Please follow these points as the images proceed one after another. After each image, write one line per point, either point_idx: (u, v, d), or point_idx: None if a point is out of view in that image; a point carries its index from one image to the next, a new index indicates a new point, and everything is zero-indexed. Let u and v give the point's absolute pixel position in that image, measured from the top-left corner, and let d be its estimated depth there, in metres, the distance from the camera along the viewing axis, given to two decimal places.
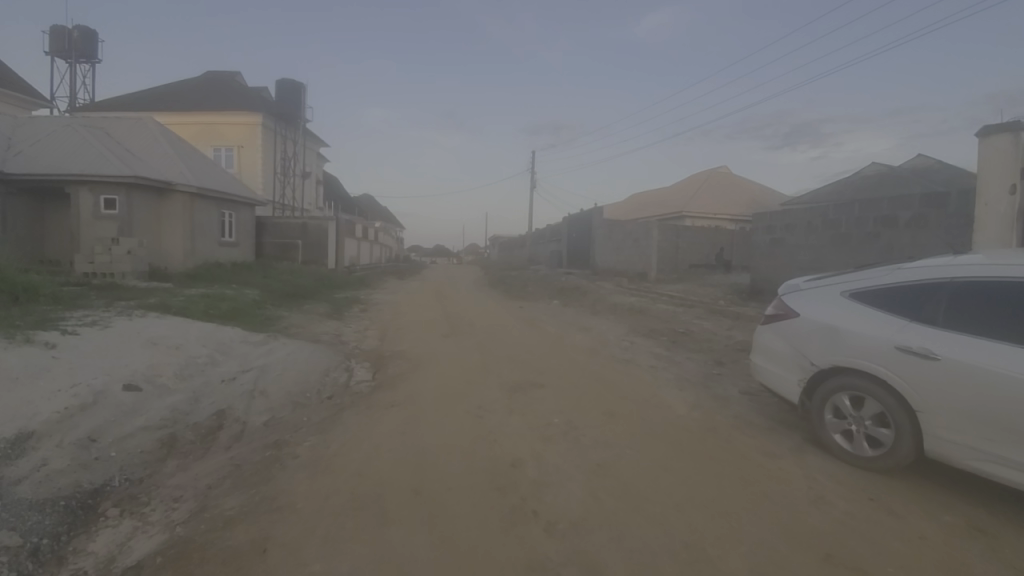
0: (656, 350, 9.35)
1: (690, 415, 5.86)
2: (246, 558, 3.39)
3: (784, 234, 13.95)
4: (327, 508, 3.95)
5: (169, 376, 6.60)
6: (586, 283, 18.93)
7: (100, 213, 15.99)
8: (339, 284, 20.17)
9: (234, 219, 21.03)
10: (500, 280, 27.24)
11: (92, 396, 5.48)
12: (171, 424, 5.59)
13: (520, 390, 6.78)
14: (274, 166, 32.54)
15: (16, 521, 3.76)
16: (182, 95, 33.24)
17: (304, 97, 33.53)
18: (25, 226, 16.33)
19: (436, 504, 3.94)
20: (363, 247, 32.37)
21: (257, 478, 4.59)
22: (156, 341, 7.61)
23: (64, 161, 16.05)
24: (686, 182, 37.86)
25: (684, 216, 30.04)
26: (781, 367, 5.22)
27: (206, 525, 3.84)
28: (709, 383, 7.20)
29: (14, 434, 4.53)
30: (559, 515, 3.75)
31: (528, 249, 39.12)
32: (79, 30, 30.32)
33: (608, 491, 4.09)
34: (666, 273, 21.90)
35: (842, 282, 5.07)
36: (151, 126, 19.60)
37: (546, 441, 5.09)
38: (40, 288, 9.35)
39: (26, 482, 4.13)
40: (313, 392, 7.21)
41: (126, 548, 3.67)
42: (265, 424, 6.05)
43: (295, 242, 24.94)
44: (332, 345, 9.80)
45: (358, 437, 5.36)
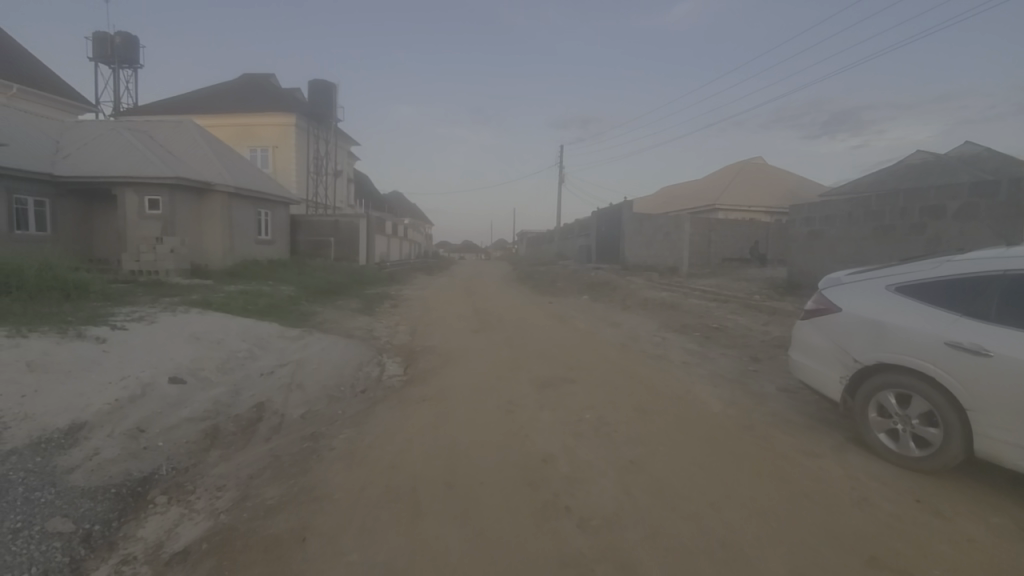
0: (689, 345, 9.16)
1: (724, 412, 5.74)
2: (286, 545, 3.50)
3: (822, 226, 13.38)
4: (363, 499, 4.03)
5: (211, 369, 6.85)
6: (615, 278, 18.74)
7: (144, 214, 16.65)
8: (370, 280, 20.54)
9: (269, 218, 21.65)
10: (528, 275, 27.25)
11: (140, 388, 5.74)
12: (214, 416, 5.81)
13: (551, 386, 6.74)
14: (307, 166, 33.30)
15: (69, 508, 3.97)
16: (218, 98, 34.31)
17: (335, 97, 34.22)
18: (76, 227, 17.16)
19: (468, 498, 3.98)
20: (393, 244, 32.86)
21: (296, 468, 4.72)
22: (198, 335, 7.92)
23: (110, 164, 16.75)
24: (717, 174, 36.96)
25: (717, 209, 29.31)
26: (822, 364, 5.03)
27: (247, 514, 3.97)
28: (744, 379, 7.04)
29: (67, 425, 4.81)
30: (592, 511, 3.72)
31: (557, 244, 38.89)
32: (122, 36, 31.57)
33: (641, 488, 4.04)
34: (698, 267, 21.44)
35: (887, 276, 4.86)
36: (190, 128, 20.27)
37: (577, 437, 5.06)
38: (90, 286, 9.79)
39: (79, 470, 4.37)
40: (347, 385, 7.37)
41: (173, 534, 3.84)
42: (302, 417, 6.21)
43: (327, 239, 25.50)
44: (364, 340, 9.98)
45: (390, 431, 5.43)
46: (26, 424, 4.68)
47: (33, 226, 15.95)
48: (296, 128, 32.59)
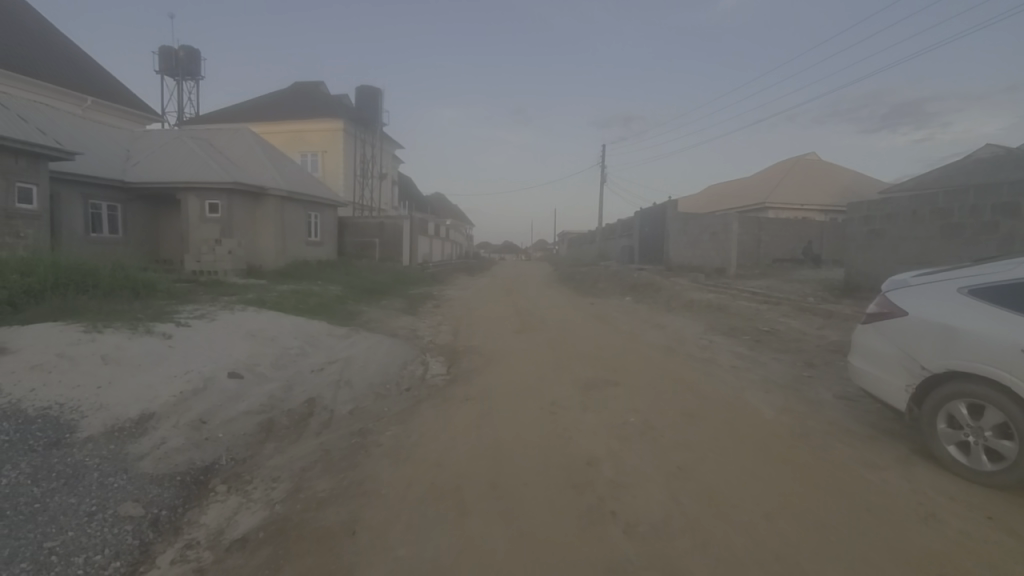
0: (738, 349, 8.85)
1: (777, 419, 5.52)
2: (337, 538, 3.60)
3: (883, 224, 12.65)
4: (409, 495, 4.11)
5: (265, 365, 7.15)
6: (659, 278, 18.34)
7: (205, 217, 17.56)
8: (414, 281, 20.93)
9: (319, 220, 22.44)
10: (569, 275, 27.09)
11: (202, 381, 6.07)
12: (269, 409, 6.07)
13: (594, 388, 6.67)
14: (353, 169, 34.33)
15: (140, 493, 4.24)
16: (272, 105, 35.83)
17: (381, 103, 35.17)
18: (143, 229, 18.30)
19: (513, 498, 3.99)
20: (435, 244, 33.44)
21: (346, 463, 4.88)
22: (254, 333, 8.29)
23: (175, 171, 17.78)
24: (767, 171, 35.57)
25: (767, 207, 28.27)
26: (885, 371, 4.75)
27: (301, 505, 4.12)
28: (798, 386, 6.74)
29: (138, 415, 5.14)
30: (638, 517, 3.66)
31: (599, 244, 38.53)
32: (185, 49, 33.47)
33: (689, 495, 3.93)
34: (746, 268, 20.76)
35: (960, 277, 4.54)
36: (246, 135, 21.26)
37: (622, 440, 4.99)
38: (157, 285, 10.41)
39: (148, 458, 4.66)
40: (392, 383, 7.54)
41: (232, 522, 4.03)
42: (350, 413, 6.40)
43: (372, 240, 26.18)
44: (409, 340, 10.19)
45: (435, 430, 5.51)
46: (100, 413, 5.04)
47: (106, 229, 17.11)
48: (343, 133, 33.67)
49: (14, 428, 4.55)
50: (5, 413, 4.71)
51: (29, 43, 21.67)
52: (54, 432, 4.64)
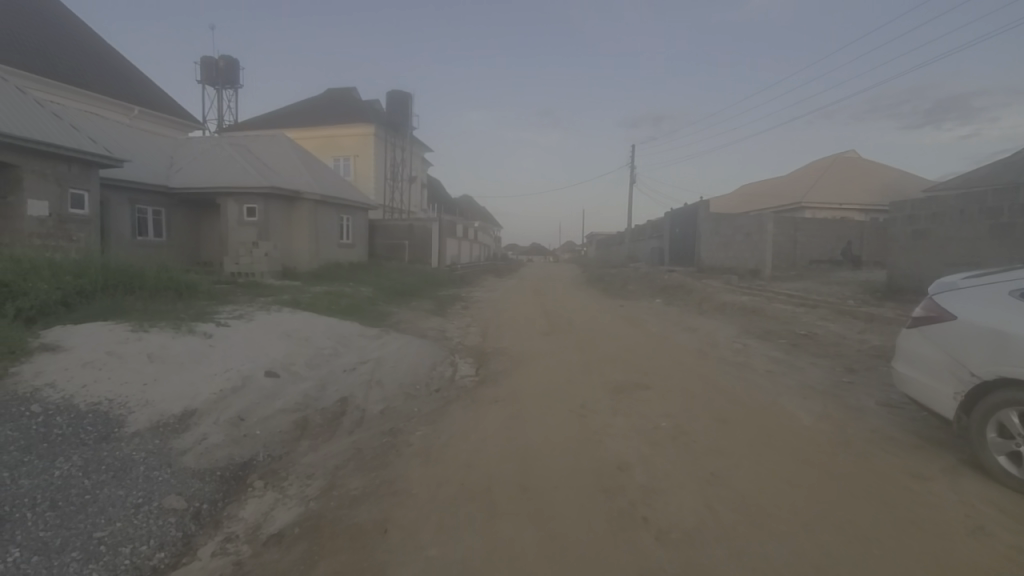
0: (773, 353, 8.61)
1: (815, 426, 5.34)
2: (369, 536, 3.66)
3: (929, 224, 12.11)
4: (440, 496, 4.15)
5: (301, 364, 7.34)
6: (691, 280, 18.00)
7: (243, 221, 18.16)
8: (442, 283, 21.12)
9: (351, 223, 22.91)
10: (598, 277, 26.87)
11: (240, 380, 6.27)
12: (304, 408, 6.22)
13: (624, 391, 6.59)
14: (384, 173, 34.92)
15: (183, 486, 4.41)
16: (307, 111, 36.78)
17: (411, 107, 35.70)
18: (186, 233, 19.04)
19: (542, 501, 3.98)
20: (463, 246, 33.69)
21: (378, 461, 4.96)
22: (290, 333, 8.51)
23: (215, 177, 18.45)
24: (803, 169, 34.50)
25: (803, 207, 27.43)
26: (931, 377, 4.54)
27: (335, 502, 4.21)
28: (837, 392, 6.51)
29: (181, 412, 5.35)
30: (670, 523, 3.60)
31: (628, 245, 38.09)
32: (225, 59, 34.72)
33: (723, 503, 3.85)
34: (781, 270, 20.19)
35: (1014, 280, 4.30)
36: (283, 141, 21.89)
37: (653, 445, 4.91)
38: (198, 287, 10.81)
39: (190, 453, 4.84)
40: (422, 384, 7.62)
41: (270, 517, 4.14)
42: (381, 413, 6.51)
43: (402, 242, 26.56)
44: (438, 341, 10.29)
45: (465, 430, 5.54)
46: (146, 409, 5.27)
47: (152, 233, 17.88)
48: (375, 137, 34.29)
49: (67, 422, 4.80)
50: (59, 408, 4.98)
51: (82, 57, 22.84)
52: (104, 426, 4.87)
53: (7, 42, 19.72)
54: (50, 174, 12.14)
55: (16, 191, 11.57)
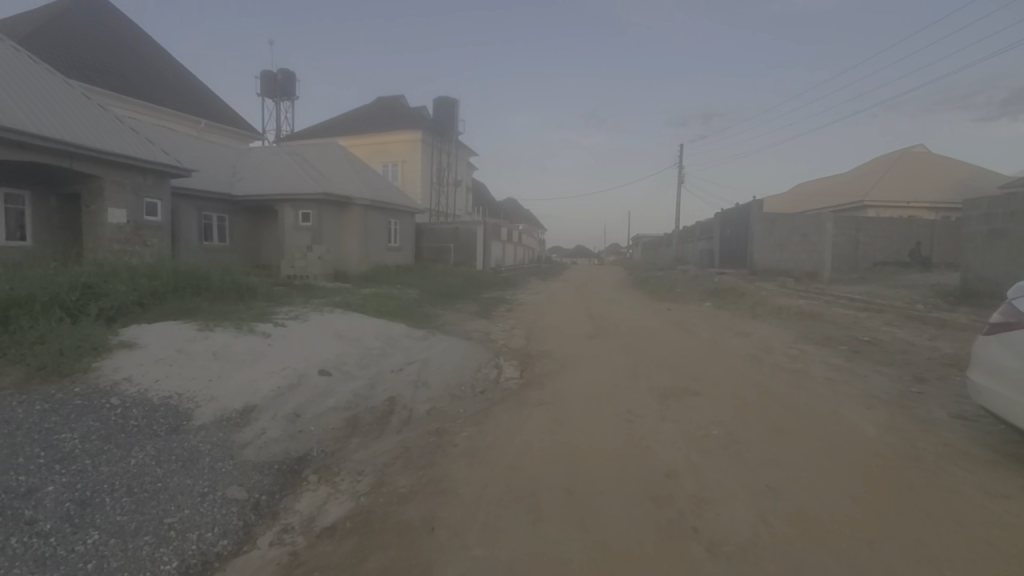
0: (833, 360, 8.16)
1: (879, 437, 5.03)
2: (417, 533, 3.74)
3: (1008, 223, 11.16)
4: (485, 497, 4.18)
5: (352, 364, 7.59)
6: (743, 283, 17.34)
7: (298, 225, 19.00)
8: (487, 285, 21.33)
9: (399, 227, 23.52)
10: (644, 280, 26.34)
11: (296, 377, 6.55)
12: (355, 406, 6.43)
13: (672, 397, 6.43)
14: (431, 177, 35.67)
15: (244, 478, 4.65)
16: (358, 120, 38.10)
17: (457, 112, 36.28)
18: (247, 238, 20.11)
19: (588, 506, 3.94)
20: (508, 249, 33.89)
21: (425, 460, 5.05)
22: (342, 333, 8.83)
23: (273, 184, 19.40)
24: (865, 166, 32.61)
25: (865, 206, 25.93)
26: (1009, 387, 4.16)
27: (384, 499, 4.34)
28: (905, 402, 6.10)
29: (242, 407, 5.66)
30: (722, 535, 3.48)
31: (675, 247, 37.19)
32: (283, 72, 36.46)
33: (780, 516, 3.68)
34: (841, 273, 19.16)
35: None
36: (335, 148, 22.77)
37: (703, 453, 4.77)
38: (258, 288, 11.40)
39: (251, 446, 5.10)
40: (467, 385, 7.72)
41: (323, 510, 4.30)
42: (427, 413, 6.64)
43: (448, 245, 27.00)
44: (483, 343, 10.39)
45: (510, 432, 5.57)
46: (211, 404, 5.59)
47: (216, 237, 18.99)
48: (422, 143, 35.12)
49: (143, 414, 5.18)
50: (135, 401, 5.37)
51: (156, 76, 24.57)
52: (174, 419, 5.21)
53: (92, 65, 21.49)
54: (128, 184, 13.13)
55: (98, 200, 12.60)
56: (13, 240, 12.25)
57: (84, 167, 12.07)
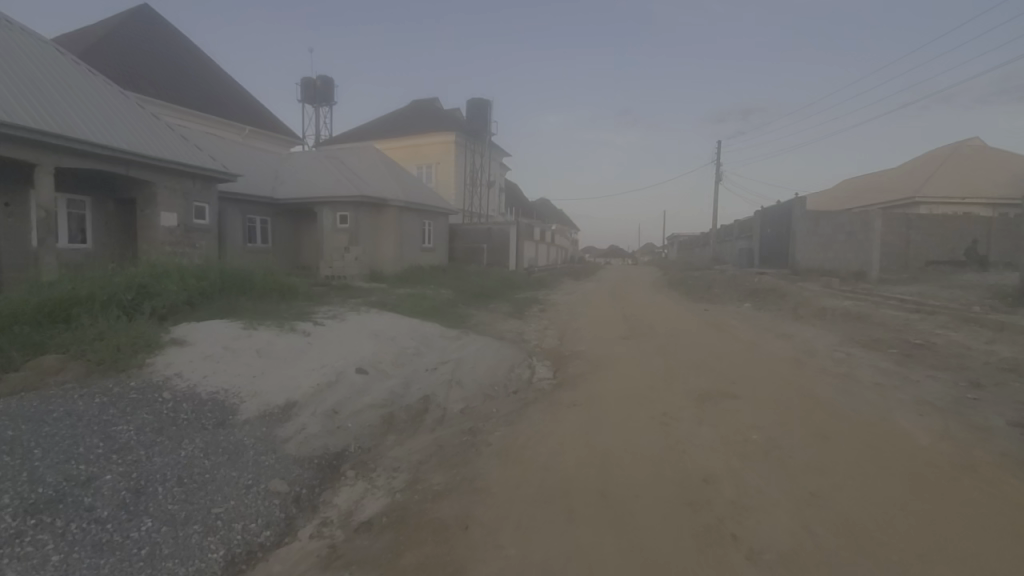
0: (882, 364, 7.77)
1: (933, 446, 4.76)
2: (451, 531, 3.78)
3: None
4: (518, 496, 4.19)
5: (387, 363, 7.73)
6: (784, 283, 16.78)
7: (337, 227, 19.51)
8: (520, 286, 21.38)
9: (433, 228, 23.84)
10: (680, 280, 25.82)
11: (334, 375, 6.73)
12: (390, 404, 6.54)
13: (710, 400, 6.27)
14: (464, 178, 36.02)
15: (286, 471, 4.81)
16: (393, 123, 38.86)
17: (490, 113, 36.49)
18: (288, 240, 20.78)
19: (622, 509, 3.89)
20: (541, 249, 33.86)
21: (459, 459, 5.10)
22: (377, 333, 9.01)
23: (312, 188, 19.99)
24: (916, 159, 30.99)
25: (916, 202, 24.68)
26: None
27: (418, 496, 4.40)
28: (961, 408, 5.77)
29: (284, 403, 5.85)
30: (763, 543, 3.38)
31: (712, 247, 36.30)
32: (322, 79, 37.54)
33: (824, 525, 3.54)
34: (890, 273, 18.29)
35: None
36: (371, 151, 23.29)
37: (743, 458, 4.63)
38: (298, 288, 11.76)
39: (292, 441, 5.28)
40: (500, 385, 7.75)
41: (360, 505, 4.41)
42: (461, 412, 6.70)
43: (481, 246, 27.20)
44: (515, 343, 10.43)
45: (543, 433, 5.56)
46: (255, 399, 5.81)
47: (260, 240, 19.67)
48: (455, 145, 35.53)
49: (192, 408, 5.42)
50: (185, 395, 5.63)
51: (204, 85, 25.67)
52: (220, 413, 5.44)
53: (146, 77, 22.65)
54: (178, 190, 13.78)
55: (152, 205, 13.29)
56: (75, 243, 13.04)
57: (139, 174, 12.73)
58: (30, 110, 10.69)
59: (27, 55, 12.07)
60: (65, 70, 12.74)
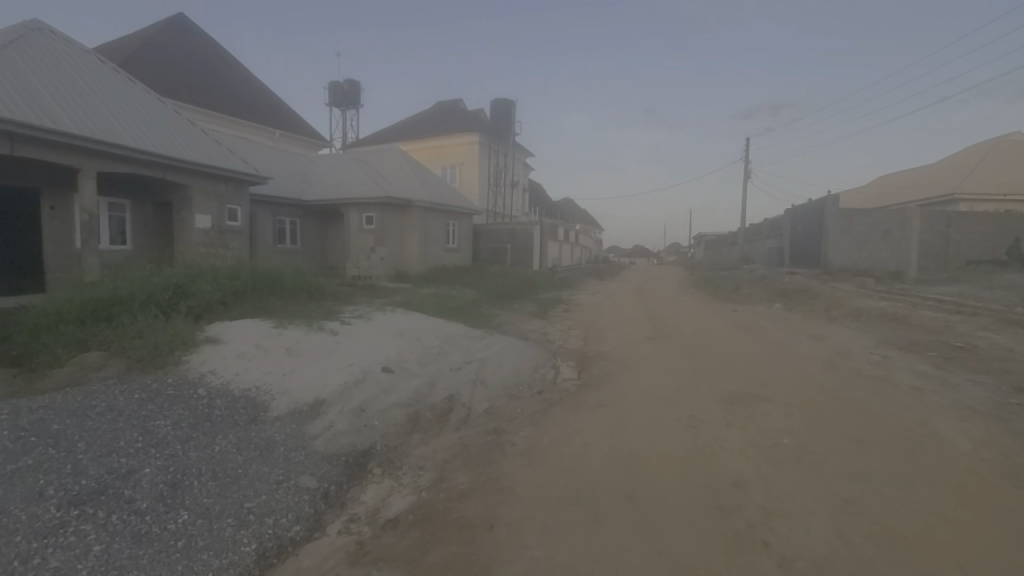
0: (920, 367, 7.48)
1: (975, 453, 4.56)
2: (476, 530, 3.80)
3: None
4: (543, 497, 4.18)
5: (413, 362, 7.82)
6: (816, 283, 16.32)
7: (363, 228, 19.79)
8: (544, 286, 21.34)
9: (457, 228, 23.98)
10: (707, 280, 25.37)
11: (360, 374, 6.83)
12: (416, 403, 6.61)
13: (739, 402, 6.14)
14: (488, 178, 36.16)
15: (315, 468, 4.90)
16: (418, 124, 39.27)
17: (514, 113, 36.52)
18: (316, 241, 21.20)
19: (649, 512, 3.84)
20: (564, 249, 33.72)
21: (484, 459, 5.11)
22: (403, 332, 9.12)
23: (339, 190, 20.34)
24: (956, 152, 29.73)
25: (957, 199, 23.68)
26: None
27: (444, 494, 4.44)
28: (1006, 414, 5.51)
29: (313, 401, 5.97)
30: (795, 550, 3.30)
31: (740, 246, 35.56)
32: (349, 82, 38.20)
33: (859, 533, 3.43)
34: (929, 272, 17.60)
35: None
36: (397, 153, 23.56)
37: (773, 462, 4.52)
38: (326, 288, 11.99)
39: (321, 438, 5.38)
40: (524, 385, 7.75)
41: (387, 503, 4.46)
42: (485, 412, 6.72)
43: (505, 246, 27.26)
44: (539, 343, 10.42)
45: (567, 434, 5.53)
46: (285, 397, 5.95)
47: (289, 241, 20.12)
48: (479, 145, 35.70)
49: (225, 405, 5.58)
50: (218, 392, 5.80)
51: (236, 90, 26.38)
52: (252, 410, 5.59)
53: (182, 84, 23.43)
54: (212, 193, 14.19)
55: (187, 208, 13.74)
56: (116, 245, 13.58)
57: (175, 177, 13.17)
58: (74, 118, 11.15)
59: (70, 64, 12.60)
60: (105, 78, 13.25)
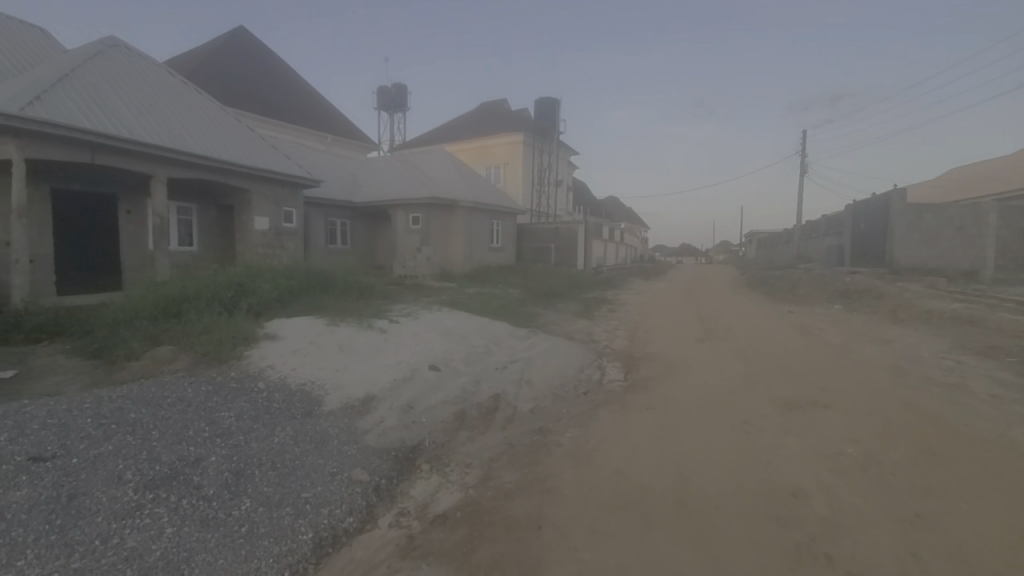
0: (1000, 374, 6.90)
1: None
2: (524, 530, 3.80)
3: None
4: (591, 499, 4.14)
5: (459, 361, 7.91)
6: (880, 283, 15.37)
7: (409, 228, 20.23)
8: (589, 286, 21.12)
9: (502, 227, 24.11)
10: (760, 280, 24.38)
11: (409, 371, 6.98)
12: (462, 401, 6.69)
13: (796, 409, 5.86)
14: (532, 178, 36.18)
15: (366, 461, 5.06)
16: (463, 125, 39.75)
17: (558, 112, 36.35)
18: (365, 241, 21.84)
19: (701, 519, 3.74)
20: (609, 249, 33.24)
21: (530, 458, 5.12)
22: (449, 331, 9.24)
23: (386, 191, 20.85)
24: None
25: None
26: None
27: (491, 492, 4.48)
28: None
29: (363, 397, 6.15)
30: (861, 566, 3.13)
31: (796, 244, 33.96)
32: (397, 86, 39.15)
33: (934, 550, 3.21)
34: (1009, 271, 16.23)
35: None
36: (442, 154, 23.92)
37: (836, 472, 4.30)
38: (375, 287, 12.31)
39: (372, 433, 5.54)
40: (570, 386, 7.69)
41: (435, 498, 4.55)
42: (530, 412, 6.72)
43: (548, 245, 27.17)
44: (584, 343, 10.32)
45: (614, 436, 5.45)
46: (337, 393, 6.16)
47: (340, 241, 20.81)
48: (523, 145, 35.79)
49: (283, 398, 5.84)
50: (276, 386, 6.07)
51: (291, 97, 27.52)
52: (307, 404, 5.82)
53: (242, 93, 24.67)
54: (269, 196, 14.88)
55: (247, 210, 14.46)
56: (184, 246, 14.45)
57: (236, 182, 13.89)
58: (146, 127, 11.95)
59: (142, 77, 13.53)
60: (173, 89, 14.15)
